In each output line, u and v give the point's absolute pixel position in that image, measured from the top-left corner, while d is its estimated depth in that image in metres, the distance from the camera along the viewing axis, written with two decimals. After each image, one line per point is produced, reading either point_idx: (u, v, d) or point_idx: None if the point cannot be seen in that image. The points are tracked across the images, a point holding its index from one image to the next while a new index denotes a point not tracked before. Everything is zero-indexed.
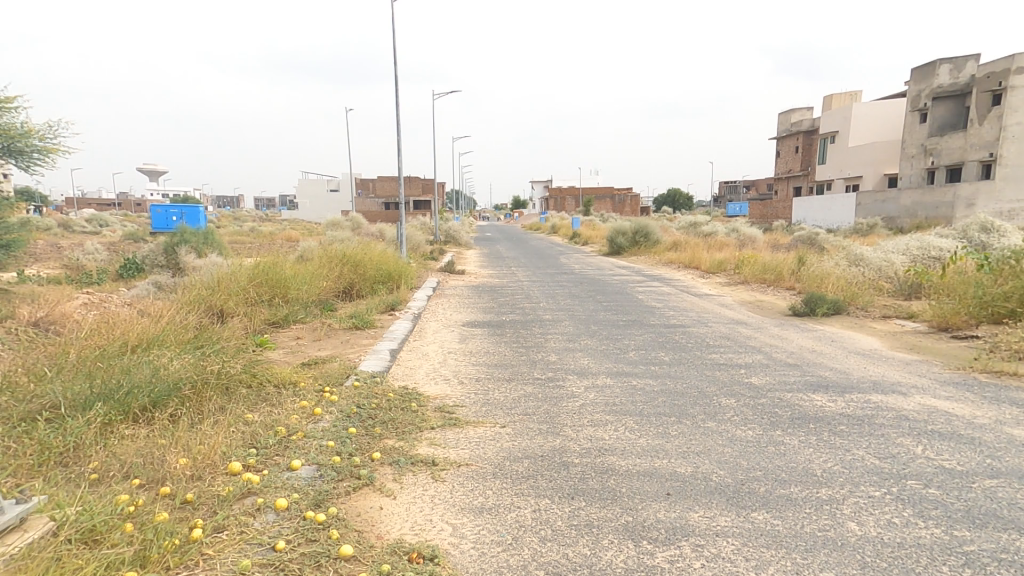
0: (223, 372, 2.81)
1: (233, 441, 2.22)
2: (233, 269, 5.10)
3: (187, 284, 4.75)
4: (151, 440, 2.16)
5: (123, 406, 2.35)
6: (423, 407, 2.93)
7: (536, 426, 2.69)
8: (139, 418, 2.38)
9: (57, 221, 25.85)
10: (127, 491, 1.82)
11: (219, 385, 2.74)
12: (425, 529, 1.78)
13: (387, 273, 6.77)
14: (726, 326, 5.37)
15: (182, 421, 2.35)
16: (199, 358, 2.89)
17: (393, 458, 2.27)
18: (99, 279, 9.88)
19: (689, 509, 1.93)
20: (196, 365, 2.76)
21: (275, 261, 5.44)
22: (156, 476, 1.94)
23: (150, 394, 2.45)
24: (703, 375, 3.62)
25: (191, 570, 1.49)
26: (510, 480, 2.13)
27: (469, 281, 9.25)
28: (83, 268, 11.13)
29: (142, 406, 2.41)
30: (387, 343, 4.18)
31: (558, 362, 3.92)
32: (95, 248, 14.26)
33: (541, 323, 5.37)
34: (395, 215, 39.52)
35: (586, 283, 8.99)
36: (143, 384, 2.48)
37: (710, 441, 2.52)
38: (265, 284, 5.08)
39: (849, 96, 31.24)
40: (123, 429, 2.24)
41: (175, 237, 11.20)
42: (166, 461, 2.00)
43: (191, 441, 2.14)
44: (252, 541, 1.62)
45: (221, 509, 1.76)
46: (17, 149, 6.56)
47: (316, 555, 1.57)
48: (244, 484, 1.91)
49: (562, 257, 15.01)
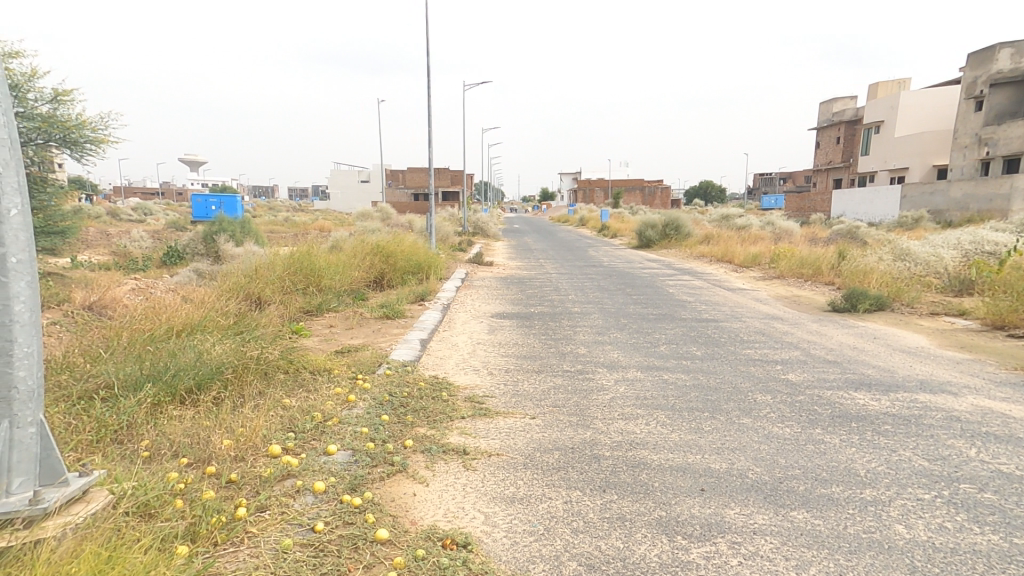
0: (261, 357, 2.90)
1: (273, 425, 2.29)
2: (270, 259, 5.24)
3: (227, 271, 4.90)
4: (197, 421, 2.24)
5: (171, 388, 2.45)
6: (453, 396, 2.96)
7: (566, 418, 2.69)
8: (186, 399, 2.47)
9: (106, 209, 26.95)
10: (176, 468, 1.90)
11: (259, 370, 2.82)
12: (457, 517, 1.81)
13: (416, 264, 6.86)
14: (760, 321, 5.26)
15: (225, 403, 2.44)
16: (240, 344, 3.00)
17: (424, 446, 2.30)
18: (144, 266, 10.25)
19: (725, 506, 1.90)
20: (237, 350, 2.86)
21: (310, 250, 5.58)
22: (202, 456, 2.02)
23: (196, 377, 2.55)
24: (736, 370, 3.56)
25: (237, 546, 1.55)
26: (540, 471, 2.14)
27: (496, 273, 9.29)
28: (128, 255, 11.59)
29: (188, 388, 2.51)
30: (417, 333, 4.23)
31: (587, 355, 3.91)
32: (141, 235, 14.87)
33: (570, 316, 5.36)
34: (425, 207, 39.72)
35: (615, 275, 8.91)
36: (188, 367, 2.58)
37: (746, 438, 2.48)
38: (300, 274, 5.21)
39: (896, 84, 30.10)
40: (171, 410, 2.33)
41: (214, 226, 11.54)
42: (210, 441, 2.07)
43: (233, 424, 2.21)
44: (292, 521, 1.67)
45: (264, 489, 1.82)
46: (72, 140, 6.83)
47: (353, 537, 1.61)
48: (284, 466, 1.97)
49: (591, 250, 14.90)
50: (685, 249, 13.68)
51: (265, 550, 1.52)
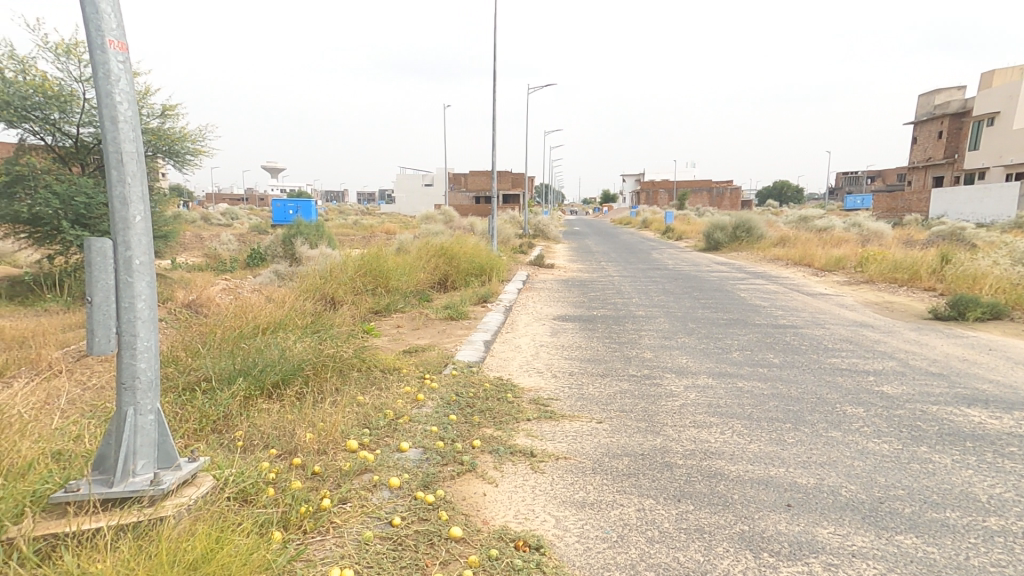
0: (337, 355, 3.04)
1: (350, 420, 2.38)
2: (342, 260, 5.49)
3: (304, 273, 5.17)
4: (283, 414, 2.38)
5: (259, 383, 2.61)
6: (518, 398, 2.97)
7: (634, 423, 2.63)
8: (272, 393, 2.63)
9: (199, 214, 29.37)
10: (266, 457, 2.03)
11: (336, 367, 2.96)
12: (528, 518, 1.81)
13: (479, 266, 6.96)
14: (848, 329, 4.94)
15: (307, 398, 2.57)
16: (318, 342, 3.16)
17: (492, 446, 2.32)
18: (231, 267, 11.04)
19: (817, 524, 1.80)
20: (316, 348, 3.01)
21: (378, 253, 5.79)
22: (288, 448, 2.13)
23: (280, 372, 2.70)
24: (818, 380, 3.36)
25: (324, 535, 1.62)
26: (610, 476, 2.11)
27: (558, 275, 9.27)
28: (217, 257, 12.52)
29: (274, 382, 2.67)
30: (481, 334, 4.28)
31: (654, 360, 3.81)
32: (228, 238, 16.03)
33: (634, 319, 5.27)
34: (486, 209, 40.31)
35: (681, 278, 8.66)
36: (273, 362, 2.74)
37: (837, 452, 2.33)
38: (369, 275, 5.41)
39: (1016, 71, 27.34)
40: (260, 403, 2.48)
41: (291, 228, 12.22)
42: (295, 434, 2.18)
43: (315, 418, 2.32)
44: (372, 514, 1.73)
45: (345, 482, 1.90)
46: (176, 152, 7.47)
47: (429, 534, 1.65)
48: (362, 461, 2.04)
49: (654, 252, 14.57)
50: (759, 251, 13.09)
51: (349, 540, 1.58)
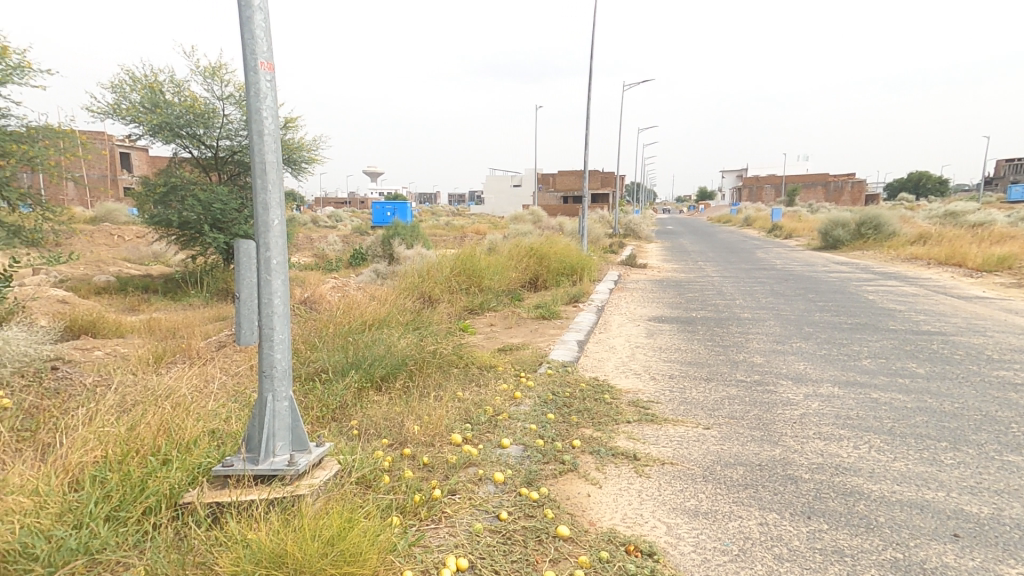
0: (437, 351, 3.15)
1: (453, 415, 2.43)
2: (439, 260, 5.69)
3: (403, 272, 5.42)
4: (391, 406, 2.50)
5: (369, 376, 2.78)
6: (616, 399, 2.89)
7: (748, 432, 2.46)
8: (380, 386, 2.78)
9: (313, 215, 32.14)
10: (381, 446, 2.12)
11: (436, 363, 3.07)
12: (637, 523, 1.74)
13: (570, 266, 6.92)
14: (1012, 338, 4.29)
15: (412, 392, 2.67)
16: (419, 338, 3.30)
17: (592, 447, 2.27)
18: (337, 267, 11.91)
19: (998, 561, 1.55)
20: (417, 345, 3.14)
21: (472, 253, 5.93)
22: (399, 438, 2.22)
23: (386, 366, 2.85)
24: (981, 396, 2.94)
25: (437, 523, 1.66)
26: (724, 486, 1.98)
27: (654, 275, 9.00)
28: (325, 257, 13.56)
29: (381, 376, 2.82)
30: (574, 334, 4.23)
31: (765, 365, 3.56)
32: (335, 238, 17.33)
33: (738, 322, 4.97)
34: (575, 210, 40.24)
35: (791, 279, 8.06)
36: (380, 357, 2.90)
37: (1016, 480, 2.01)
38: (463, 275, 5.55)
39: None
40: (371, 395, 2.63)
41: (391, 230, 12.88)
42: (404, 426, 2.28)
43: (422, 411, 2.40)
44: (479, 507, 1.75)
45: (452, 474, 1.94)
46: (296, 161, 8.16)
47: (537, 531, 1.63)
48: (466, 454, 2.07)
49: (759, 251, 13.73)
50: (889, 251, 11.87)
51: (461, 530, 1.61)
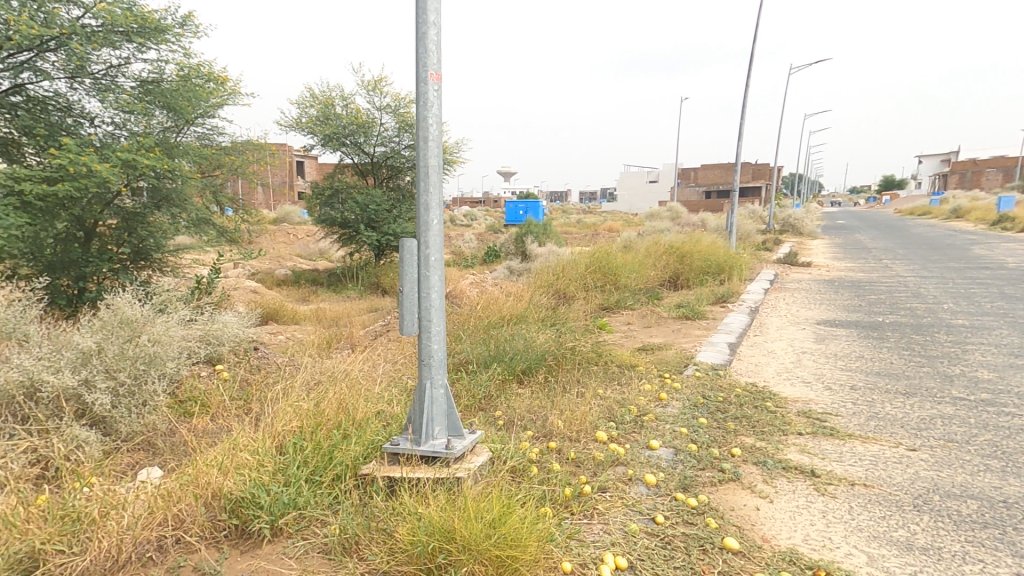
0: (574, 348, 3.28)
1: (597, 413, 2.53)
2: (574, 257, 5.77)
3: (540, 270, 5.54)
4: (532, 401, 2.75)
5: (511, 369, 3.06)
6: (783, 409, 2.74)
7: (979, 460, 2.22)
8: (522, 380, 3.05)
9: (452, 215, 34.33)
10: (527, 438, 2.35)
11: (574, 358, 3.21)
12: (825, 546, 1.67)
13: (716, 264, 6.51)
14: None
15: (553, 387, 2.87)
16: (557, 335, 3.48)
17: (757, 458, 2.21)
18: (473, 263, 12.57)
19: None
20: (556, 341, 3.33)
21: (609, 250, 5.92)
22: (543, 431, 2.44)
23: (526, 361, 3.13)
24: None
25: (589, 518, 1.85)
26: (947, 521, 1.80)
27: (813, 275, 8.23)
28: (462, 253, 14.38)
29: (522, 370, 3.09)
30: (724, 337, 3.99)
31: (995, 382, 3.12)
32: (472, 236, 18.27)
33: (948, 329, 4.43)
34: (720, 206, 38.12)
35: (998, 284, 6.82)
36: (522, 352, 3.17)
37: None
38: (598, 272, 5.53)
39: None
40: (515, 389, 2.91)
41: (523, 228, 13.36)
42: (547, 421, 2.49)
43: (563, 408, 2.58)
44: (632, 508, 1.86)
45: (601, 472, 2.07)
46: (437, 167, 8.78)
47: (701, 539, 1.68)
48: (612, 453, 2.18)
49: (960, 249, 11.79)
50: None
51: (615, 529, 1.76)
